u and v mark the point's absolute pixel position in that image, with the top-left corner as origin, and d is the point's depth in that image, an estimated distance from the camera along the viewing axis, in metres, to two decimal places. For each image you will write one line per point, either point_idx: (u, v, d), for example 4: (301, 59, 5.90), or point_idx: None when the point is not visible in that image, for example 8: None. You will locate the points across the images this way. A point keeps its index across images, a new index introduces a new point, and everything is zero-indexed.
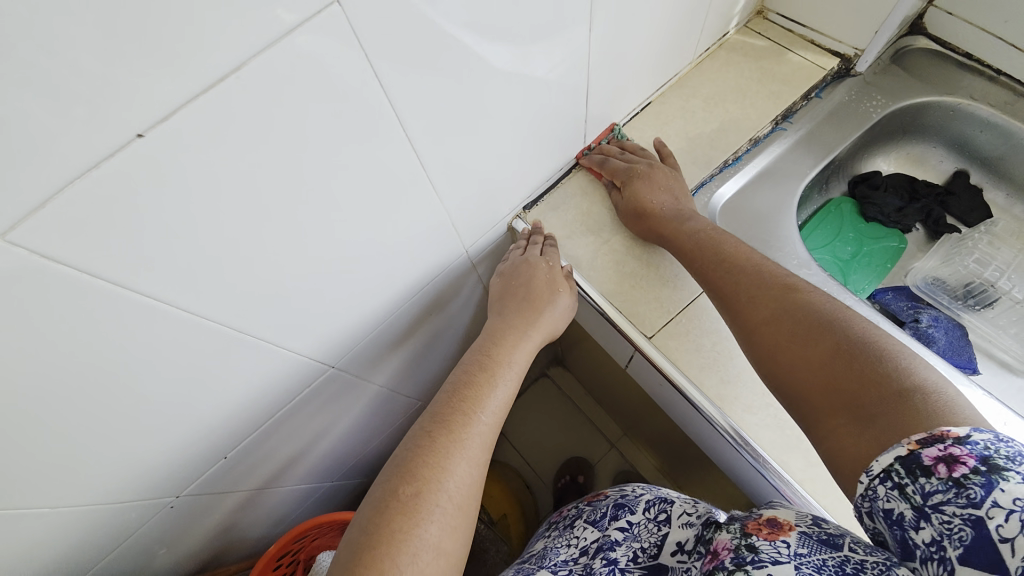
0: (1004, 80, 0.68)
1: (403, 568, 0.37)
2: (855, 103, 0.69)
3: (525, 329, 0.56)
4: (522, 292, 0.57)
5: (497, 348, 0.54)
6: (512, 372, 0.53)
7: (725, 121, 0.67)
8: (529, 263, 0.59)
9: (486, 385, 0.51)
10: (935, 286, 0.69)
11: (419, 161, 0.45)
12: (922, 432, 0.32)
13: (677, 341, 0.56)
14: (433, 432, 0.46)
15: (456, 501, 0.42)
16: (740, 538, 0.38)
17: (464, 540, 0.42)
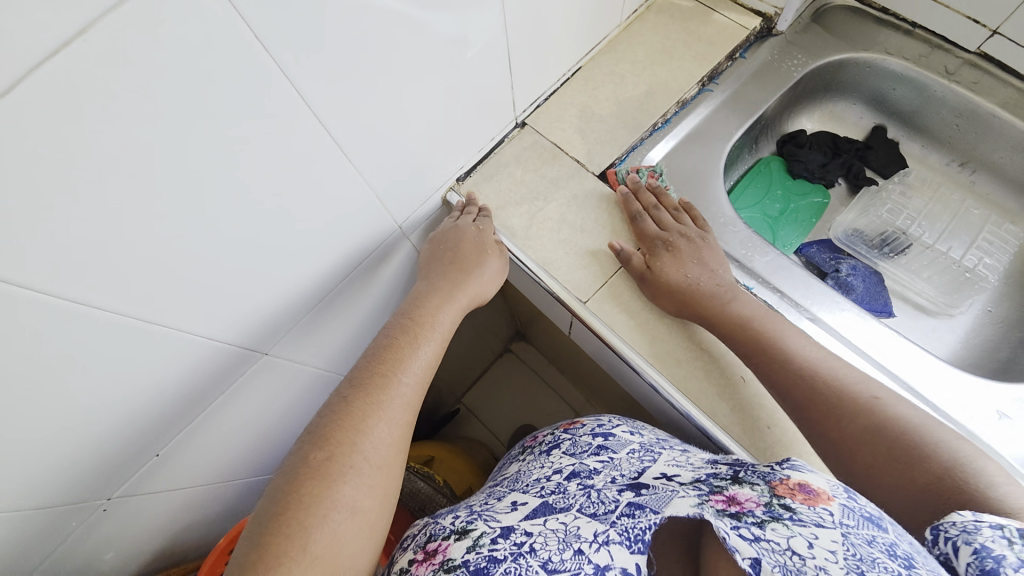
0: (919, 32, 0.70)
1: (312, 529, 0.38)
2: (778, 62, 0.71)
3: (450, 291, 0.57)
4: (448, 255, 0.58)
5: (420, 312, 0.55)
6: (439, 334, 0.54)
7: (653, 84, 0.68)
8: (456, 233, 0.59)
9: (408, 347, 0.51)
10: (855, 238, 0.73)
11: (327, 131, 0.43)
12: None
13: (610, 304, 0.58)
14: (349, 397, 0.46)
15: (376, 461, 0.43)
16: (768, 496, 0.37)
17: (384, 499, 0.43)
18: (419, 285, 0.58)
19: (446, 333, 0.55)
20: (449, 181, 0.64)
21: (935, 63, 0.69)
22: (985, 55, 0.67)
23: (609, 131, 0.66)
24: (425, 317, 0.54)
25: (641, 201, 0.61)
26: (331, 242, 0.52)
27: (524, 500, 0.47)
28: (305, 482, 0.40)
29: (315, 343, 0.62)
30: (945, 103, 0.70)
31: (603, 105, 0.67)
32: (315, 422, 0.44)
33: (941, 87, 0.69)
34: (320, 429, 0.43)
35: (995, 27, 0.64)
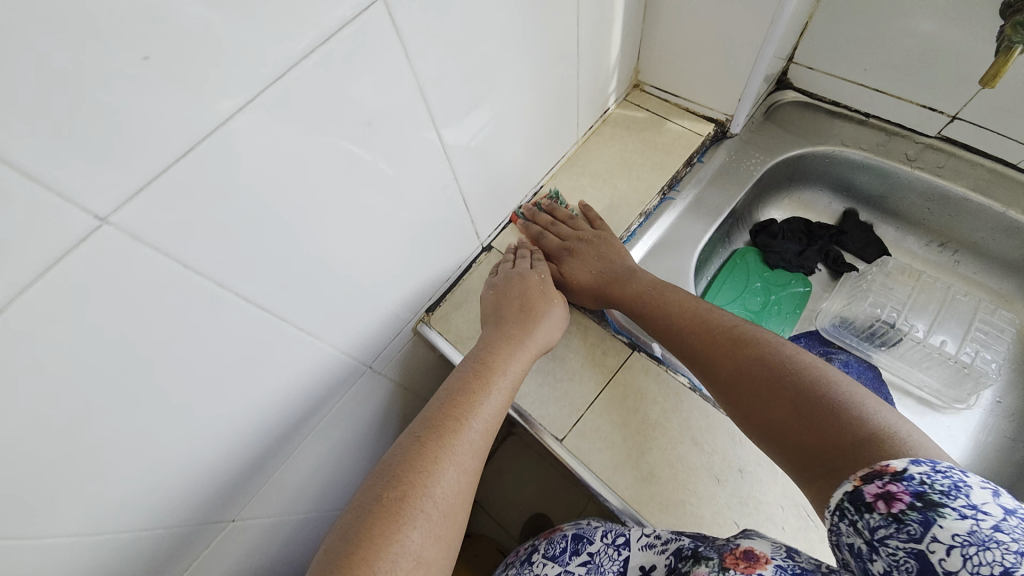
0: (874, 121, 0.71)
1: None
2: (736, 163, 0.72)
3: (521, 336, 0.55)
4: (516, 304, 0.57)
5: (466, 393, 0.50)
6: (486, 420, 0.49)
7: (615, 197, 0.69)
8: (509, 293, 0.58)
9: (452, 431, 0.47)
10: (843, 328, 0.69)
11: (277, 316, 0.42)
12: (865, 468, 0.33)
13: (589, 440, 0.54)
14: (422, 438, 0.46)
15: (413, 559, 0.39)
16: (716, 572, 0.35)
17: (446, 552, 0.42)
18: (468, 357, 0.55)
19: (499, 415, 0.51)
20: (418, 314, 0.64)
21: (894, 152, 0.69)
22: (946, 138, 0.66)
23: None
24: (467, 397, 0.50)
25: (540, 222, 0.67)
26: (292, 400, 0.51)
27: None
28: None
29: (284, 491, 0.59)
30: (912, 188, 0.69)
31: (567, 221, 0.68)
32: (346, 521, 0.41)
33: (905, 174, 0.68)
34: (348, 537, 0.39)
35: (953, 113, 0.63)
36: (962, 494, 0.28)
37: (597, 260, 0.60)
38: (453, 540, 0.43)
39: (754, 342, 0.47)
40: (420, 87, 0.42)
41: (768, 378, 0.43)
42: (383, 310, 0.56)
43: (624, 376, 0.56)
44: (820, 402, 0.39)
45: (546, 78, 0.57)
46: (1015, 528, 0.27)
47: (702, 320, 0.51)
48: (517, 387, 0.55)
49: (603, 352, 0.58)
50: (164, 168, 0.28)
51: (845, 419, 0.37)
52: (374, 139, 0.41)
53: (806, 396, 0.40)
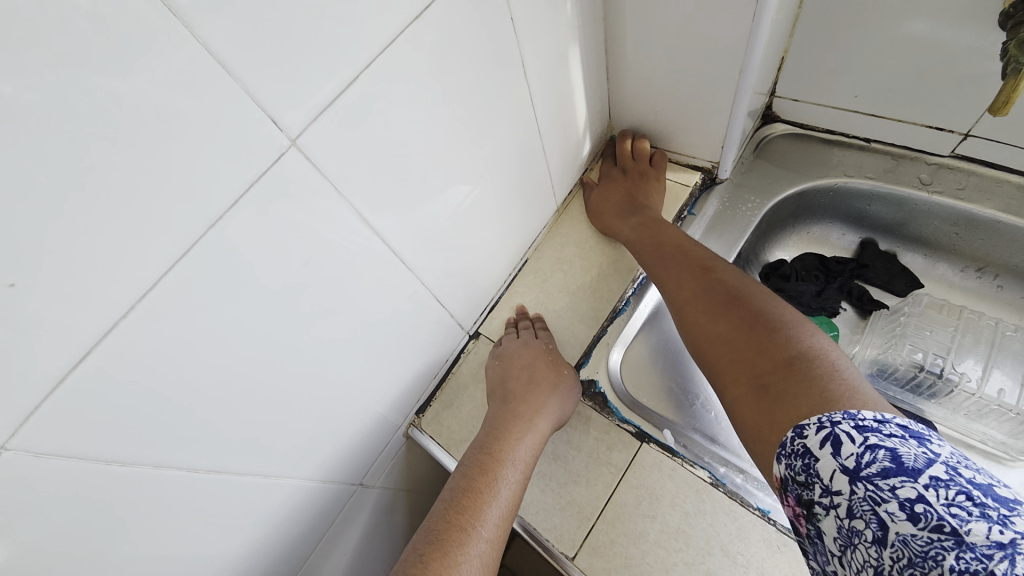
0: (876, 146, 0.65)
1: None
2: (730, 209, 0.67)
3: (529, 419, 0.49)
4: (522, 373, 0.53)
5: (472, 492, 0.44)
6: (497, 524, 0.43)
7: (604, 264, 0.65)
8: (511, 368, 0.54)
9: (458, 543, 0.40)
10: (882, 378, 0.62)
11: (236, 473, 0.40)
12: (771, 478, 0.36)
13: (603, 559, 0.47)
14: (427, 555, 0.40)
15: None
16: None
17: None
18: (472, 446, 0.49)
19: (510, 518, 0.44)
20: (407, 418, 0.60)
21: (905, 177, 0.62)
22: (963, 157, 0.59)
23: (566, 326, 0.62)
24: (474, 499, 0.43)
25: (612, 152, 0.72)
26: (273, 544, 0.47)
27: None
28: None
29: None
30: (933, 214, 0.62)
31: (555, 296, 0.64)
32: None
33: (922, 199, 0.61)
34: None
35: (965, 131, 0.57)
36: (817, 482, 0.31)
37: (622, 192, 0.65)
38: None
39: (727, 274, 0.49)
40: (357, 211, 0.39)
41: (728, 296, 0.46)
42: (365, 430, 0.52)
43: (635, 475, 0.50)
44: (766, 319, 0.41)
45: (507, 162, 0.55)
46: (863, 503, 0.29)
47: (685, 256, 0.53)
48: (530, 474, 0.48)
49: (608, 447, 0.52)
50: (59, 380, 0.26)
51: (783, 340, 0.39)
52: (313, 275, 0.38)
53: (753, 318, 0.42)
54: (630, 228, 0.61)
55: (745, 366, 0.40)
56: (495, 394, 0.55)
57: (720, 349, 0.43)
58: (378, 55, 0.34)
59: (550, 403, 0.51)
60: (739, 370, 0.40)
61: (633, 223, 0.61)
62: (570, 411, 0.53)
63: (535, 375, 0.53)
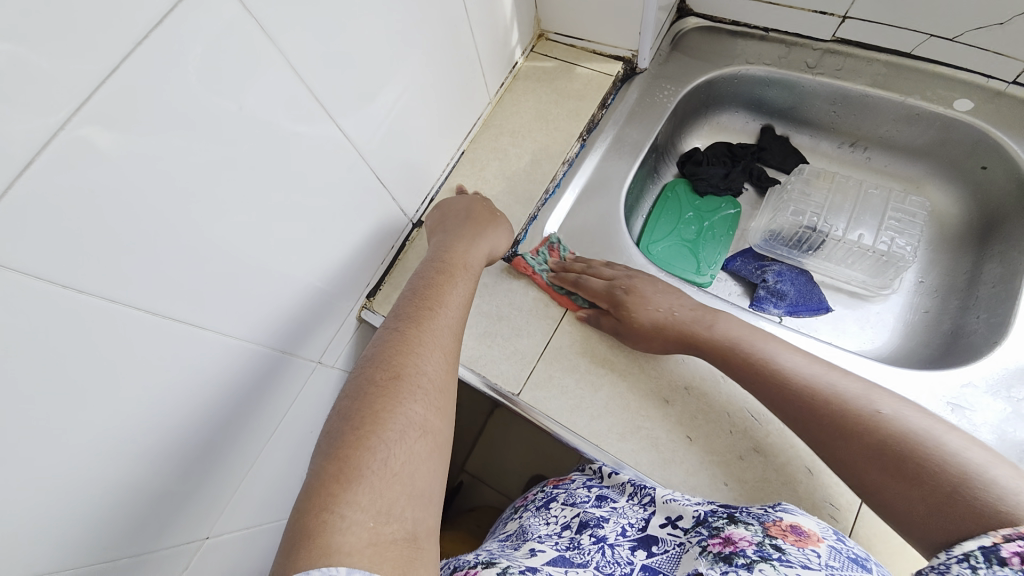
0: (773, 35, 0.71)
1: (391, 444, 0.37)
2: (649, 97, 0.72)
3: (473, 239, 0.56)
4: (462, 216, 0.58)
5: (433, 285, 0.49)
6: (458, 307, 0.49)
7: (536, 152, 0.69)
8: (449, 212, 0.59)
9: (428, 317, 0.46)
10: (772, 240, 0.72)
11: (193, 323, 0.42)
12: (1012, 530, 0.32)
13: (544, 390, 0.55)
14: (400, 327, 0.45)
15: (419, 426, 0.39)
16: (761, 536, 0.37)
17: (449, 423, 0.42)
18: (424, 262, 0.53)
19: (467, 306, 0.50)
20: (359, 301, 0.64)
21: (796, 62, 0.70)
22: (843, 40, 0.67)
23: (504, 209, 0.66)
24: (435, 289, 0.49)
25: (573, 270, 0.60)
26: (242, 406, 0.51)
27: (542, 548, 0.43)
28: (341, 471, 0.35)
29: (262, 495, 0.59)
30: (817, 95, 0.71)
31: (492, 183, 0.68)
32: (342, 408, 0.39)
33: (808, 82, 0.70)
34: (342, 434, 0.37)
35: (843, 14, 0.64)
36: None
37: (655, 297, 0.54)
38: (452, 415, 0.43)
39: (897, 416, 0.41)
40: (289, 63, 0.40)
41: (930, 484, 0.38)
42: (312, 302, 0.56)
43: (568, 322, 0.58)
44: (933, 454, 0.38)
45: (435, 45, 0.56)
46: None
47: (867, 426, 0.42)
48: (478, 281, 0.55)
49: (545, 304, 0.59)
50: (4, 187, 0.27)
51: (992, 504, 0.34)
52: (249, 126, 0.39)
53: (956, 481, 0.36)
54: (684, 310, 0.53)
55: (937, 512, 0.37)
56: (434, 234, 0.59)
57: (891, 495, 0.40)
58: None
59: (491, 231, 0.57)
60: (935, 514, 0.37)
61: (683, 309, 0.53)
62: (506, 244, 0.59)
63: (474, 217, 0.58)
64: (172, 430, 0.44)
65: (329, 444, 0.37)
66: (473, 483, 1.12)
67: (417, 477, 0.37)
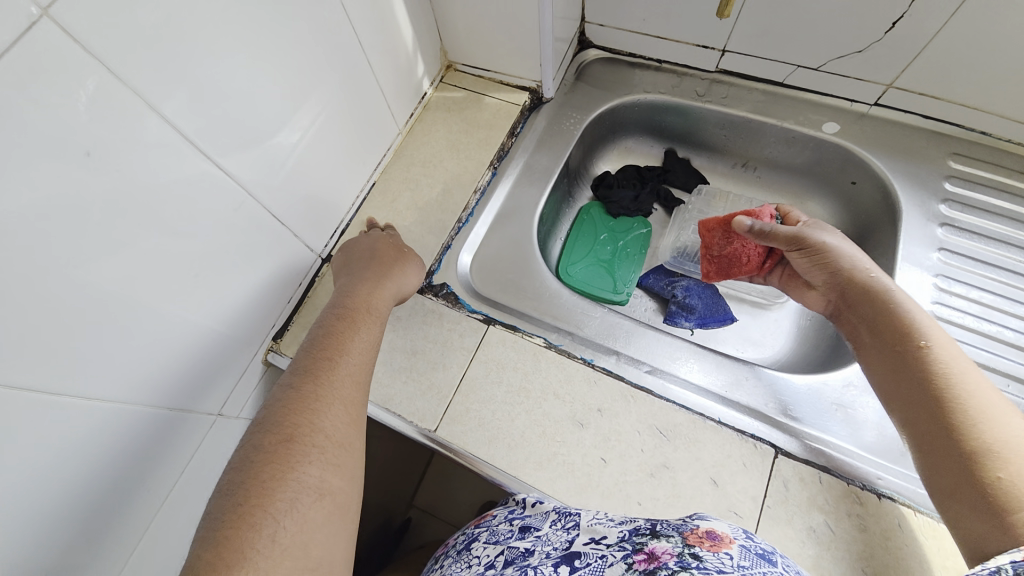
0: (666, 66, 0.77)
1: (281, 516, 0.34)
2: (557, 125, 0.75)
3: (380, 280, 0.54)
4: (368, 256, 0.57)
5: (335, 331, 0.47)
6: (363, 353, 0.47)
7: (448, 181, 0.69)
8: (355, 253, 0.58)
9: (327, 368, 0.43)
10: (682, 257, 0.76)
11: (50, 392, 0.37)
12: None
13: (461, 424, 0.54)
14: (296, 381, 0.42)
15: (315, 490, 0.37)
16: (681, 546, 0.36)
17: (352, 482, 0.40)
18: (326, 307, 0.51)
19: (372, 351, 0.48)
20: (265, 343, 0.61)
21: (687, 90, 0.75)
22: (726, 71, 0.74)
23: (417, 239, 0.65)
24: (336, 336, 0.47)
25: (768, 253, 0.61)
26: (129, 476, 0.46)
27: None
28: (218, 556, 0.31)
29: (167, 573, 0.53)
30: (709, 121, 0.76)
31: (404, 215, 0.67)
32: (225, 481, 0.36)
33: (700, 109, 0.75)
34: (224, 513, 0.34)
35: (722, 47, 0.70)
36: None
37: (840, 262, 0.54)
38: (356, 470, 0.41)
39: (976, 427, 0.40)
40: (149, 104, 0.38)
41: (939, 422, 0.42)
42: (209, 351, 0.52)
43: (483, 352, 0.57)
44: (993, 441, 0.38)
45: (330, 79, 0.55)
46: None
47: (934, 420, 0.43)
48: (386, 324, 0.53)
49: (460, 334, 0.59)
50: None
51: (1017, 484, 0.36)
52: (104, 170, 0.36)
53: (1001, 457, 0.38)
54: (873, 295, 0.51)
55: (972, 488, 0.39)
56: (340, 277, 0.58)
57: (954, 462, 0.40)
58: None
59: (398, 269, 0.57)
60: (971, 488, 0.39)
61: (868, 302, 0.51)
62: (417, 279, 0.59)
63: (379, 256, 0.57)
64: (35, 517, 0.38)
65: (208, 526, 0.33)
66: (421, 519, 1.07)
67: (311, 548, 0.35)
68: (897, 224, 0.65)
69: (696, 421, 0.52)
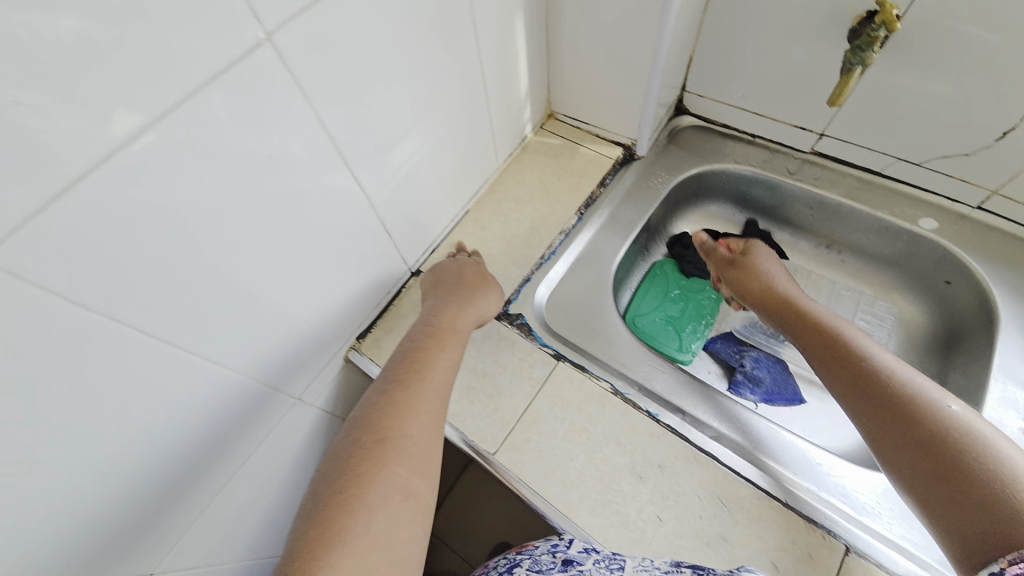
0: (759, 141, 0.79)
1: (373, 513, 0.36)
2: (645, 182, 0.78)
3: (465, 303, 0.58)
4: (454, 278, 0.61)
5: (423, 347, 0.51)
6: (447, 368, 0.50)
7: (536, 219, 0.73)
8: (443, 275, 0.62)
9: (416, 379, 0.46)
10: (752, 327, 0.77)
11: (183, 351, 0.42)
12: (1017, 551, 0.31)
13: (520, 453, 0.55)
14: (389, 388, 0.45)
15: (403, 491, 0.39)
16: None
17: (432, 489, 0.42)
18: (415, 323, 0.55)
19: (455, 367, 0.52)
20: (348, 341, 0.65)
21: (778, 166, 0.77)
22: (820, 153, 0.75)
23: (501, 269, 0.69)
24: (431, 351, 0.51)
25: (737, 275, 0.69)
26: (217, 442, 0.50)
27: None
28: (321, 539, 0.34)
29: (226, 538, 0.56)
30: (797, 198, 0.77)
31: (492, 243, 0.71)
32: (318, 473, 0.39)
33: (789, 185, 0.76)
34: (317, 502, 0.36)
35: (821, 131, 0.72)
36: None
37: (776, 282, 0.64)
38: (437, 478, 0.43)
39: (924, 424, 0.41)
40: (318, 120, 0.44)
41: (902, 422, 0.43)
42: (306, 339, 0.57)
43: (550, 387, 0.59)
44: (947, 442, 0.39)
45: (453, 114, 0.62)
46: None
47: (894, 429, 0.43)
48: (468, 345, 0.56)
49: (529, 365, 0.61)
50: (50, 198, 0.28)
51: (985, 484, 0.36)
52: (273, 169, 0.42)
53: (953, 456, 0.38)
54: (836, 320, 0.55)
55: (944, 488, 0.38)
56: (427, 295, 0.62)
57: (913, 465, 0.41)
58: None
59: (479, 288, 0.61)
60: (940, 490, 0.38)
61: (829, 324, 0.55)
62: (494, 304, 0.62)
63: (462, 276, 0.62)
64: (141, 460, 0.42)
65: (302, 513, 0.36)
66: (436, 544, 1.06)
67: (396, 546, 0.36)
68: (995, 332, 0.63)
69: (761, 497, 0.51)
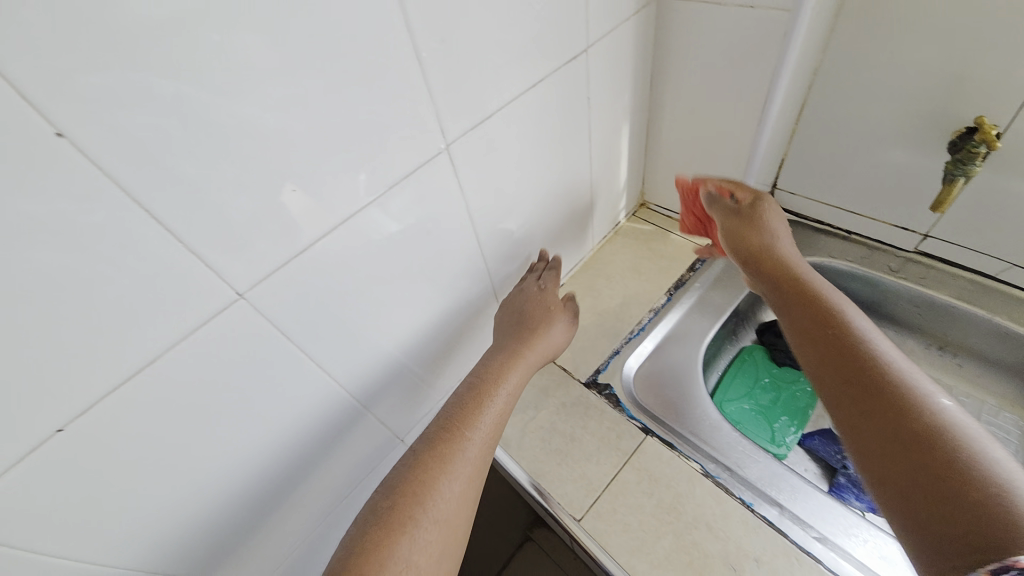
0: (854, 237, 0.81)
1: (407, 543, 0.44)
2: (735, 269, 0.81)
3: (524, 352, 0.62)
4: (519, 316, 0.65)
5: (475, 394, 0.56)
6: (494, 417, 0.56)
7: (627, 296, 0.78)
8: (511, 306, 0.66)
9: (460, 428, 0.53)
10: None
11: (334, 380, 0.51)
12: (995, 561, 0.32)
13: (607, 521, 0.55)
14: (440, 430, 0.52)
15: (434, 523, 0.46)
16: None
17: (463, 523, 0.49)
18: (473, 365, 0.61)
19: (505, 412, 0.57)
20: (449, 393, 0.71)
21: (878, 263, 0.77)
22: (925, 253, 0.74)
23: (593, 340, 0.74)
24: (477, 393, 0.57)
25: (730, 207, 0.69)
26: (334, 465, 0.57)
27: None
28: (365, 552, 0.43)
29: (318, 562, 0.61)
30: (901, 296, 0.76)
31: (585, 315, 0.77)
32: None
33: (891, 282, 0.76)
34: None
35: (925, 231, 0.72)
36: None
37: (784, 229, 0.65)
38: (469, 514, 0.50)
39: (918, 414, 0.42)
40: (465, 205, 0.55)
41: (886, 453, 0.41)
42: (419, 385, 0.64)
43: (638, 459, 0.60)
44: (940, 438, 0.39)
45: (564, 202, 0.71)
46: None
47: (896, 397, 0.43)
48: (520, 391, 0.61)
49: (618, 435, 0.63)
50: (293, 256, 0.40)
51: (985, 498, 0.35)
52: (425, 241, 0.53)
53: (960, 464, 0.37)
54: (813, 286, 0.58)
55: (941, 492, 0.37)
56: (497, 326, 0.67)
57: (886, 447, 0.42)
58: (507, 101, 0.51)
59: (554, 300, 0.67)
60: (934, 492, 0.37)
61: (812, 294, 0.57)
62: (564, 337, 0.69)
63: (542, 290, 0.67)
64: (280, 465, 0.50)
65: None
66: None
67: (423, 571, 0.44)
68: None
69: None
